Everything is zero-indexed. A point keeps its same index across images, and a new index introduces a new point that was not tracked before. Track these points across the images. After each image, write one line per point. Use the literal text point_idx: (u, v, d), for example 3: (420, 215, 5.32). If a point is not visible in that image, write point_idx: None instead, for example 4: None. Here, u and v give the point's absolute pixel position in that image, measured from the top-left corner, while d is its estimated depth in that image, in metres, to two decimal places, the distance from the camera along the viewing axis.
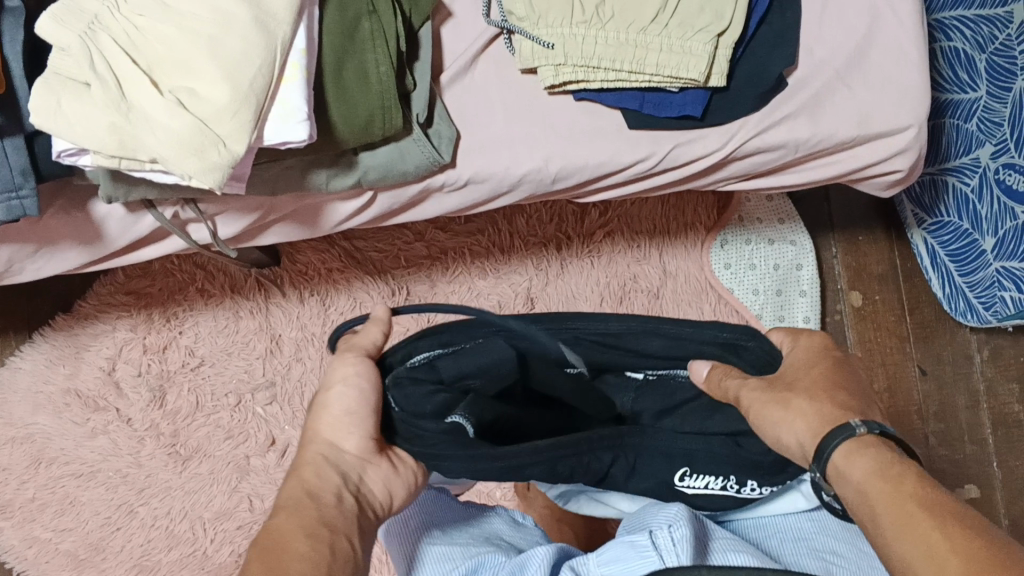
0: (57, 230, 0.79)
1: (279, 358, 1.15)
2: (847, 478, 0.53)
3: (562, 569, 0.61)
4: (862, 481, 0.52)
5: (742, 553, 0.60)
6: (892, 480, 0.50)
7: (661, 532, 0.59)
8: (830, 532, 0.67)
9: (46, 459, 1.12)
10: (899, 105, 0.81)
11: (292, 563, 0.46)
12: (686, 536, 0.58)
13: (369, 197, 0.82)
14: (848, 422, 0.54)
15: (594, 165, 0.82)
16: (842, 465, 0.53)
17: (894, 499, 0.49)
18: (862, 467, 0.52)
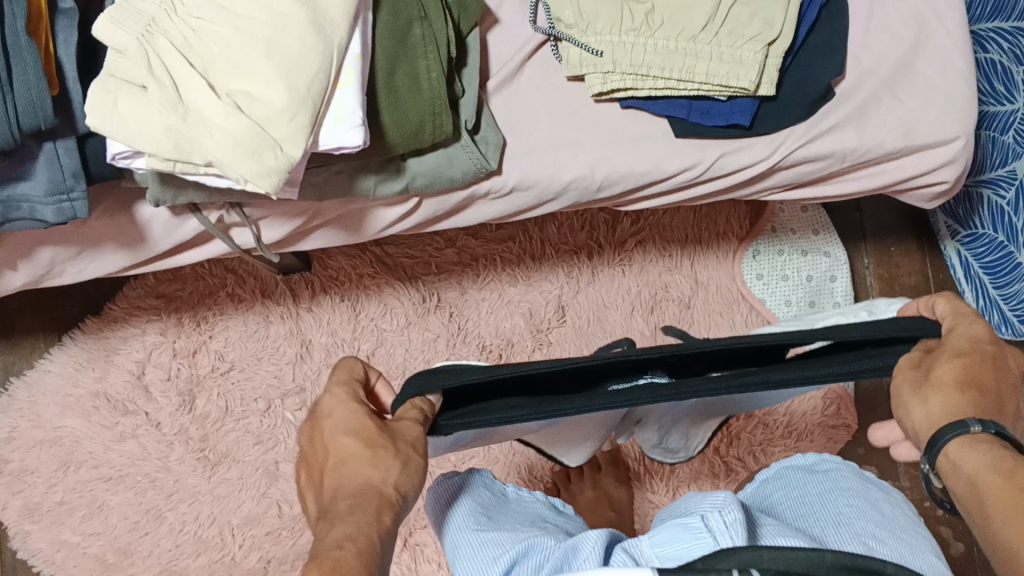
0: (102, 233, 0.79)
1: (309, 364, 1.15)
2: (961, 469, 0.52)
3: (615, 553, 0.57)
4: (977, 475, 0.51)
5: (790, 538, 0.58)
6: (999, 480, 0.50)
7: (713, 515, 0.56)
8: (874, 520, 0.65)
9: (75, 462, 1.12)
10: (946, 115, 0.81)
11: None
12: (738, 518, 0.55)
13: (414, 204, 0.81)
14: (963, 417, 0.53)
15: (639, 173, 0.81)
16: (955, 456, 0.53)
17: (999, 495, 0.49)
18: (977, 461, 0.51)
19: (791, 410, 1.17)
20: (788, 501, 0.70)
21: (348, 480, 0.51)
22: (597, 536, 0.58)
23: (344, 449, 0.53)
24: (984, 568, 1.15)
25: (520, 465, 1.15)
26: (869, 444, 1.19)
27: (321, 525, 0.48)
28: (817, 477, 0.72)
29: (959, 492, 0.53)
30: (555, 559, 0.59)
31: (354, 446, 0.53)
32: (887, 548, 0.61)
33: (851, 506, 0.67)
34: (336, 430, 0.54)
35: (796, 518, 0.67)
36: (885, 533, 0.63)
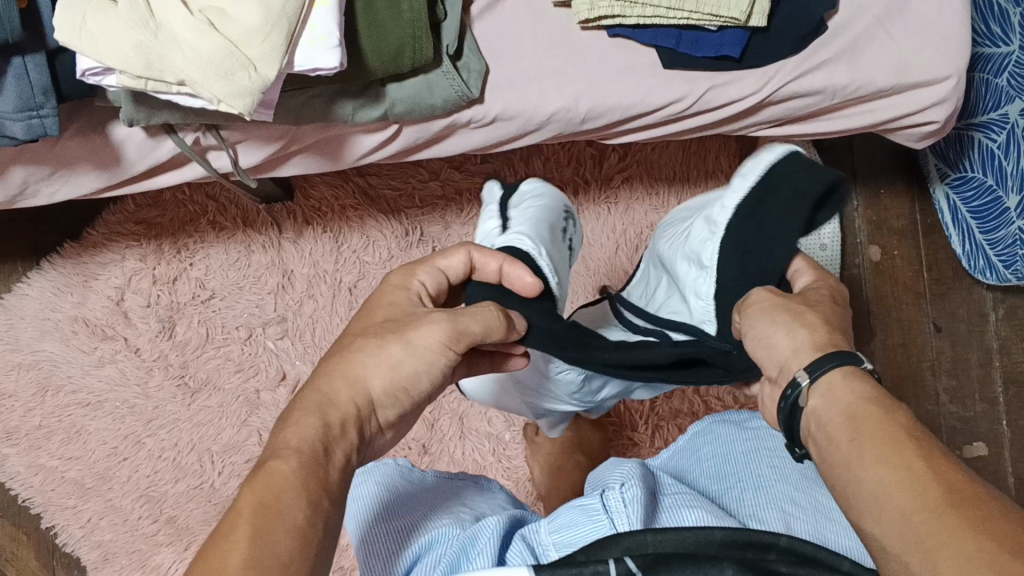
0: (74, 154, 0.78)
1: (291, 294, 1.14)
2: (839, 397, 0.51)
3: (516, 539, 0.59)
4: (853, 404, 0.49)
5: (697, 509, 0.60)
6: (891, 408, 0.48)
7: (613, 493, 0.59)
8: (788, 479, 0.66)
9: (54, 386, 1.12)
10: (939, 53, 0.79)
11: (278, 529, 0.43)
12: (636, 496, 0.59)
13: (395, 130, 0.80)
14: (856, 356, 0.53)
15: (626, 105, 0.80)
16: (839, 383, 0.51)
17: (883, 429, 0.46)
18: (862, 393, 0.50)
19: None
20: (712, 466, 0.71)
21: (320, 383, 0.56)
22: (496, 527, 0.59)
23: (350, 346, 0.59)
24: None
25: None
26: None
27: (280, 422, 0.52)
28: (744, 435, 0.73)
29: (823, 418, 0.51)
30: (450, 555, 0.59)
31: (355, 351, 0.58)
32: (801, 517, 0.61)
33: (775, 467, 0.67)
34: (358, 328, 0.62)
35: (714, 490, 0.68)
36: (800, 493, 0.64)
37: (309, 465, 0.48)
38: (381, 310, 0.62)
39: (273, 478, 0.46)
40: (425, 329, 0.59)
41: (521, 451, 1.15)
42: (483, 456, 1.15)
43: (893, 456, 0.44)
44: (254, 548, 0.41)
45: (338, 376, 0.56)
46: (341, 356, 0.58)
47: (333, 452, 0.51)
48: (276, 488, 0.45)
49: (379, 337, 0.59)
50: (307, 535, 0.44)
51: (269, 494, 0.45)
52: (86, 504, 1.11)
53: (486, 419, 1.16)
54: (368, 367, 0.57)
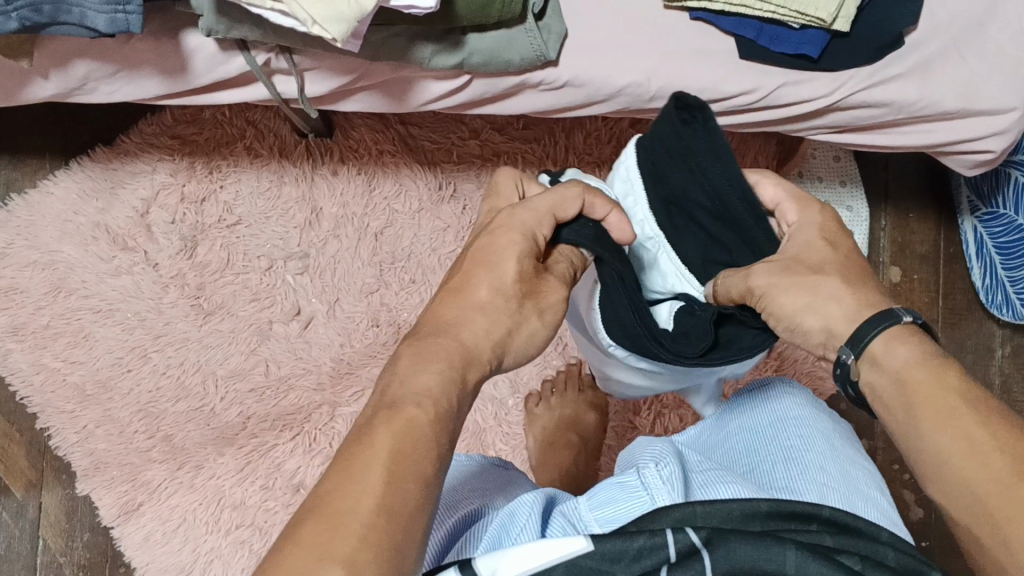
0: (143, 56, 0.77)
1: (316, 231, 1.14)
2: (889, 362, 0.55)
3: (555, 514, 0.60)
4: (904, 366, 0.54)
5: (731, 485, 0.60)
6: (944, 369, 0.53)
7: (649, 471, 0.59)
8: (816, 449, 0.67)
9: (67, 289, 1.11)
10: (1008, 83, 0.80)
11: (412, 476, 0.44)
12: (673, 473, 0.59)
13: (465, 81, 0.80)
14: (893, 310, 0.57)
15: (696, 90, 0.80)
16: (882, 351, 0.56)
17: (935, 395, 0.52)
18: (906, 357, 0.55)
19: (784, 355, 1.16)
20: (734, 438, 0.72)
21: (457, 329, 0.56)
22: (536, 503, 0.60)
23: (467, 293, 0.59)
24: (938, 535, 1.16)
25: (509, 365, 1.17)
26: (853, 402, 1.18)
27: (405, 370, 0.52)
28: (767, 404, 0.73)
29: (877, 390, 0.56)
30: (494, 529, 0.60)
31: (494, 309, 0.58)
32: (834, 487, 0.62)
33: (801, 437, 0.68)
34: (485, 275, 0.60)
35: (739, 462, 0.69)
36: (830, 463, 0.65)
37: (442, 421, 0.49)
38: (512, 257, 0.60)
39: (406, 428, 0.47)
40: (552, 293, 0.63)
41: (522, 419, 1.16)
42: (484, 418, 1.16)
43: (959, 428, 0.50)
44: (386, 494, 0.43)
45: (479, 330, 0.57)
46: (453, 308, 0.58)
47: (464, 409, 0.52)
48: (413, 441, 0.46)
49: (516, 297, 0.60)
50: (430, 485, 0.45)
51: (407, 444, 0.46)
52: (84, 410, 1.11)
53: (491, 383, 1.16)
54: (512, 335, 0.59)
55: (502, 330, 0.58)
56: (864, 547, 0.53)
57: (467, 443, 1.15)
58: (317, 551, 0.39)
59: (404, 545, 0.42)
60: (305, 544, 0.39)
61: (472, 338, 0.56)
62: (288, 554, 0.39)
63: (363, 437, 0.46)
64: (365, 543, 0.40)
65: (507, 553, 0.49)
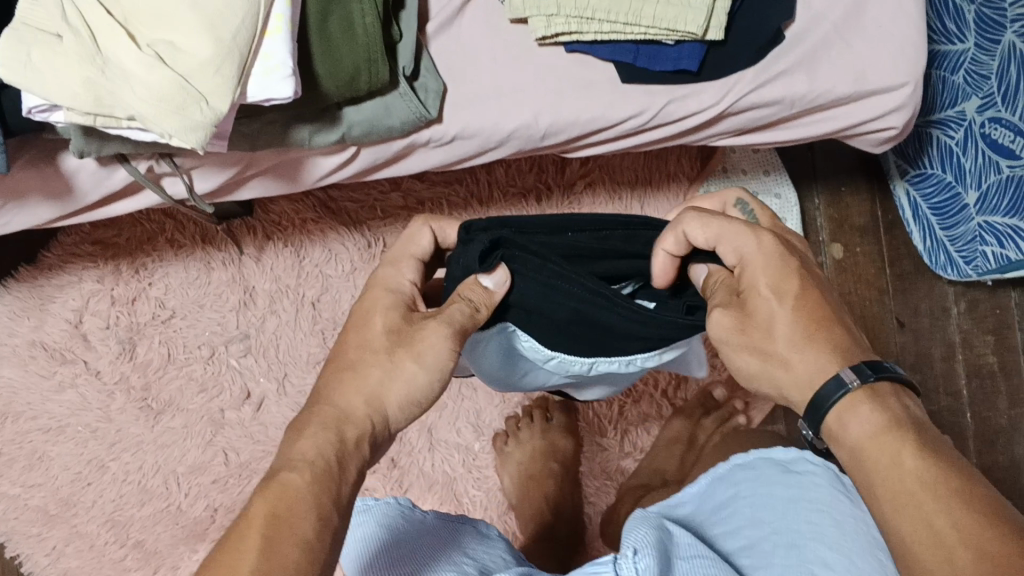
0: (25, 185, 0.75)
1: (253, 310, 1.13)
2: (847, 433, 0.54)
3: None
4: (861, 441, 0.53)
5: None
6: (902, 441, 0.51)
7: (626, 561, 0.56)
8: None
9: (13, 413, 1.10)
10: (895, 61, 0.79)
11: (288, 548, 0.47)
12: (650, 565, 0.55)
13: (352, 152, 0.79)
14: (841, 372, 0.55)
15: (585, 121, 0.79)
16: (837, 422, 0.55)
17: (889, 480, 0.51)
18: (862, 430, 0.53)
19: None
20: (722, 513, 0.70)
21: (332, 399, 0.57)
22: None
23: (351, 360, 0.60)
24: None
25: (469, 411, 1.16)
26: None
27: (292, 430, 0.55)
28: None
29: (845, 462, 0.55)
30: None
31: (363, 365, 0.59)
32: None
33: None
34: (356, 339, 0.61)
35: (715, 536, 0.67)
36: None
37: (321, 481, 0.51)
38: (379, 315, 0.61)
39: (281, 493, 0.50)
40: (431, 335, 0.59)
41: (491, 461, 1.15)
42: (453, 468, 1.15)
43: (914, 512, 0.49)
44: (259, 564, 0.46)
45: (353, 389, 0.58)
46: (338, 369, 0.60)
47: (347, 468, 0.54)
48: (289, 504, 0.49)
49: (389, 347, 0.60)
50: (313, 545, 0.49)
51: (281, 509, 0.49)
52: (52, 531, 1.09)
53: (455, 430, 1.15)
54: (387, 383, 0.58)
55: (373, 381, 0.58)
56: None
57: (440, 496, 1.14)
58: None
59: None
60: None
61: (362, 394, 0.58)
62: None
63: (246, 508, 0.50)
64: None
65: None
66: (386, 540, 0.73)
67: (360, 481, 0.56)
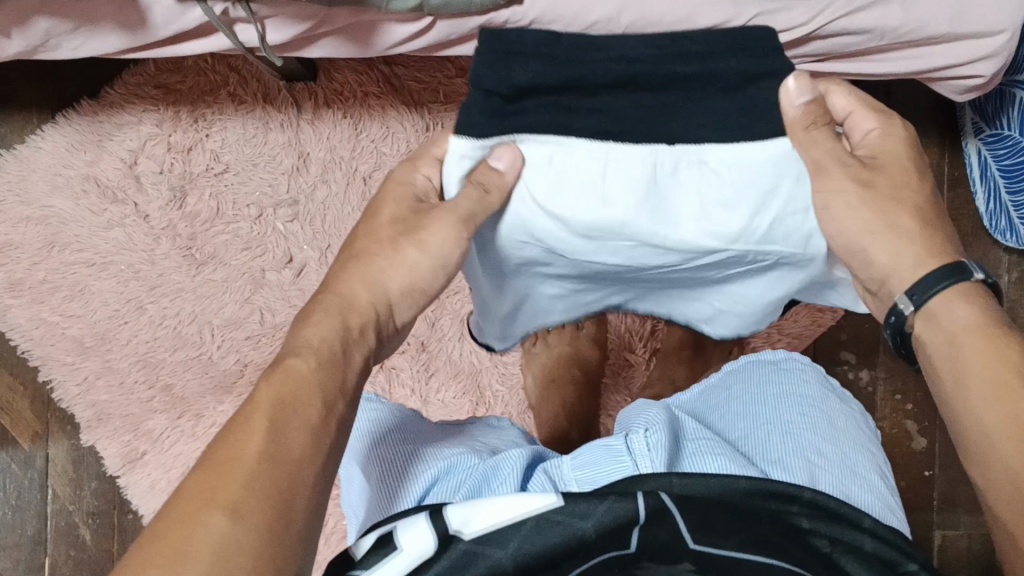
0: (99, 9, 0.75)
1: (304, 177, 1.13)
2: (948, 318, 0.60)
3: (538, 472, 0.66)
4: (962, 325, 0.59)
5: (721, 459, 0.63)
6: (999, 333, 0.58)
7: (637, 438, 0.64)
8: (815, 430, 0.70)
9: (60, 243, 1.12)
10: (999, 6, 0.76)
11: (293, 431, 0.49)
12: (660, 441, 0.63)
13: (427, 23, 0.78)
14: (963, 264, 0.61)
15: (669, 24, 0.75)
16: (940, 305, 0.61)
17: (988, 362, 0.57)
18: (965, 317, 0.59)
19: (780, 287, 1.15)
20: (739, 396, 0.74)
21: (338, 287, 0.63)
22: (518, 459, 0.66)
23: (357, 251, 0.67)
24: (943, 464, 1.15)
25: None
26: (853, 332, 1.14)
27: (303, 318, 0.60)
28: (778, 377, 0.75)
29: (930, 344, 0.61)
30: (474, 479, 0.64)
31: (371, 254, 0.66)
32: (824, 470, 0.65)
33: (803, 414, 0.71)
34: (365, 231, 0.68)
35: (724, 424, 0.72)
36: (827, 445, 0.68)
37: (323, 367, 0.54)
38: (388, 206, 0.69)
39: (287, 376, 0.52)
40: (437, 229, 0.65)
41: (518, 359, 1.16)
42: (480, 360, 1.16)
43: (1007, 394, 0.55)
44: (265, 444, 0.47)
45: (357, 277, 0.64)
46: (349, 264, 0.66)
47: (351, 355, 0.58)
48: (292, 387, 0.51)
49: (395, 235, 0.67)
50: (315, 432, 0.50)
51: (287, 393, 0.51)
52: (85, 362, 1.12)
53: None
54: (388, 271, 0.66)
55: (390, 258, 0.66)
56: (839, 533, 0.57)
57: (464, 385, 1.16)
58: (205, 495, 0.44)
59: (289, 493, 0.46)
60: (194, 492, 0.44)
61: (360, 292, 0.63)
62: (184, 496, 0.44)
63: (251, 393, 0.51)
64: (247, 491, 0.45)
65: (483, 506, 0.55)
66: (389, 414, 0.74)
67: (365, 366, 0.60)
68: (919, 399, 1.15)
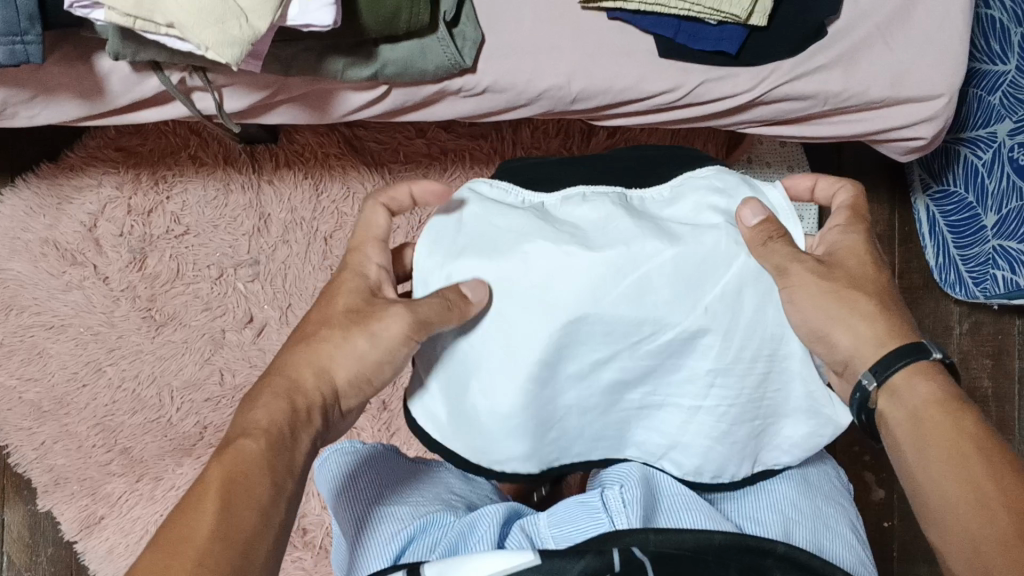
0: (57, 80, 0.76)
1: (265, 238, 1.13)
2: (907, 396, 0.57)
3: (514, 528, 0.62)
4: (923, 405, 0.56)
5: (696, 513, 0.61)
6: (961, 410, 0.55)
7: (612, 494, 0.61)
8: (790, 483, 0.68)
9: (18, 307, 1.11)
10: (935, 72, 0.78)
11: (242, 509, 0.47)
12: (635, 498, 0.60)
13: (383, 91, 0.79)
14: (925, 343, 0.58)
15: (617, 90, 0.79)
16: (901, 384, 0.57)
17: (948, 439, 0.54)
18: (926, 396, 0.56)
19: None
20: None
21: (284, 367, 0.58)
22: (496, 512, 0.62)
23: (310, 332, 0.61)
24: (900, 514, 1.16)
25: None
26: None
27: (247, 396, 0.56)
28: None
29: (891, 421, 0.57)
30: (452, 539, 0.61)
31: (318, 337, 0.60)
32: (798, 527, 0.64)
33: (779, 466, 0.70)
34: (319, 312, 0.63)
35: None
36: (802, 498, 0.67)
37: (273, 448, 0.51)
38: (342, 296, 0.63)
39: (238, 455, 0.50)
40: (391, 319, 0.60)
41: None
42: None
43: (967, 474, 0.52)
44: (217, 520, 0.45)
45: (304, 359, 0.59)
46: (298, 342, 0.61)
47: (300, 436, 0.54)
48: (242, 467, 0.49)
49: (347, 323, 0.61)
50: (269, 513, 0.48)
51: (237, 468, 0.49)
52: (42, 427, 1.11)
53: None
54: (337, 356, 0.60)
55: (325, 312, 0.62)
56: None
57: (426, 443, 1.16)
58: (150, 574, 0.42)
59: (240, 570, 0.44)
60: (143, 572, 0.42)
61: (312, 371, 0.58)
62: None
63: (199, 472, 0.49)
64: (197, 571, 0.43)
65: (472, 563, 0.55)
66: (365, 462, 0.71)
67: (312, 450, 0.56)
68: (876, 451, 1.16)
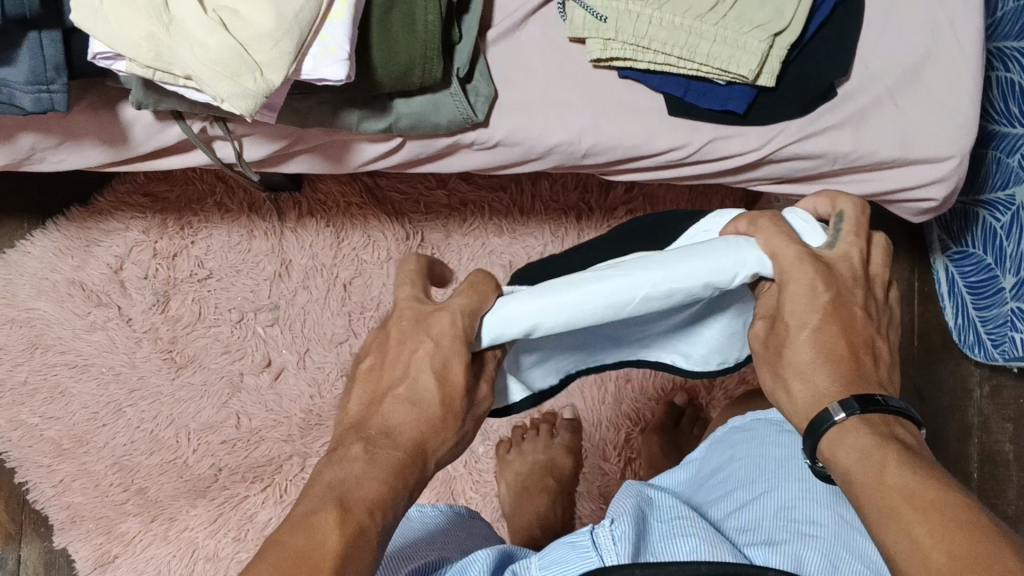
0: (81, 127, 0.78)
1: (286, 283, 1.15)
2: (835, 460, 0.49)
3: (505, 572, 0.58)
4: (849, 468, 0.48)
5: (694, 547, 0.57)
6: (888, 457, 0.47)
7: (601, 531, 0.57)
8: (811, 499, 0.64)
9: (43, 345, 1.14)
10: (943, 134, 0.79)
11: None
12: (625, 535, 0.57)
13: (398, 143, 0.81)
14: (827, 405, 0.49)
15: (626, 146, 0.80)
16: (827, 449, 0.50)
17: (879, 496, 0.46)
18: (850, 459, 0.48)
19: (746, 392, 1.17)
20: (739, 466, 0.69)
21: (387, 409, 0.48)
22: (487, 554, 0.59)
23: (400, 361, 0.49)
24: None
25: None
26: None
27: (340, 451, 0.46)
28: (778, 441, 0.70)
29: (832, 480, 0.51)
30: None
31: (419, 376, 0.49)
32: (813, 539, 0.59)
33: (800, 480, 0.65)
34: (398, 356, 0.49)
35: (717, 503, 0.66)
36: (821, 513, 0.62)
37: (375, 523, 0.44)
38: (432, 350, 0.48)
39: (329, 526, 0.42)
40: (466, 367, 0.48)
41: (493, 466, 1.16)
42: (454, 466, 1.16)
43: (903, 528, 0.45)
44: None
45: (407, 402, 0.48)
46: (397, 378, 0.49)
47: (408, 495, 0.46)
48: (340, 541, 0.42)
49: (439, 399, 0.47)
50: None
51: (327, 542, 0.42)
52: (61, 465, 1.13)
53: None
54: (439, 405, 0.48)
55: (408, 375, 0.48)
56: None
57: (438, 492, 1.16)
58: None
59: None
60: None
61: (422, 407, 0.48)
62: None
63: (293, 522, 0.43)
64: None
65: None
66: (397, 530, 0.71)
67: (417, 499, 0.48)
68: None
